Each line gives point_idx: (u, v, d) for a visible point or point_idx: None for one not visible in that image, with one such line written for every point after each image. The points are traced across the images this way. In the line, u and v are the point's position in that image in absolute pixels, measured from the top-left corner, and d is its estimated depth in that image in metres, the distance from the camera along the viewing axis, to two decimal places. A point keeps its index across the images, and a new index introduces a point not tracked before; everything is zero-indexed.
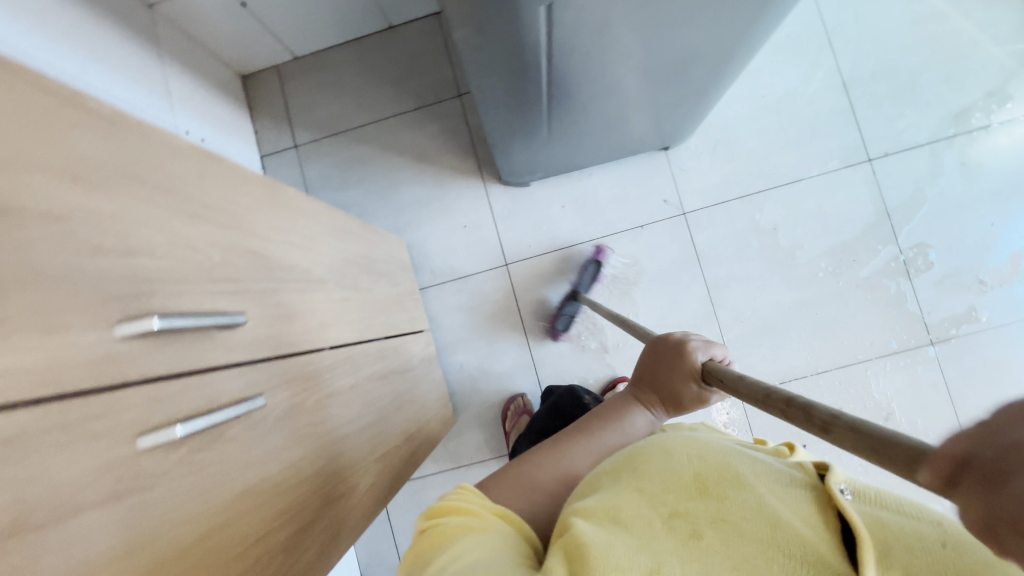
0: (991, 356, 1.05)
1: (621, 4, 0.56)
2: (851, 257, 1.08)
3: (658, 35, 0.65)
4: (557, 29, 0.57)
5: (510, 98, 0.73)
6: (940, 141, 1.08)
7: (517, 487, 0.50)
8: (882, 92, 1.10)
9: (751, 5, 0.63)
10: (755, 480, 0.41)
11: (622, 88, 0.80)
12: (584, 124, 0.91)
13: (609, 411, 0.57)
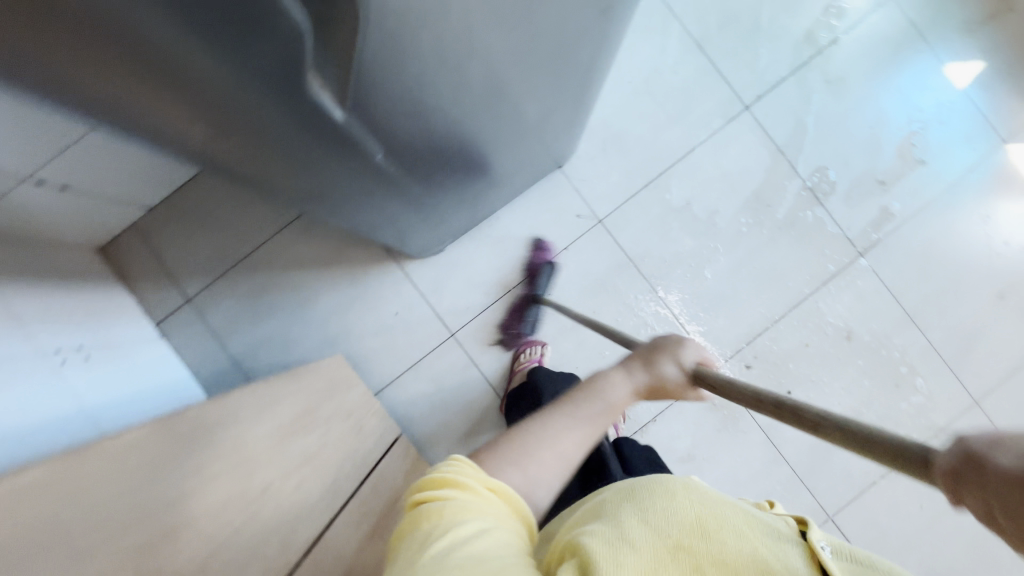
0: (913, 245, 1.12)
1: (457, 111, 0.58)
2: (765, 203, 1.11)
3: (503, 113, 0.67)
4: (403, 148, 0.58)
5: (380, 203, 0.73)
6: (801, 67, 1.12)
7: (514, 464, 0.48)
8: (734, 39, 1.11)
9: (575, 50, 0.66)
10: (749, 530, 0.42)
11: (490, 157, 0.81)
12: (468, 192, 0.91)
13: (596, 388, 0.53)
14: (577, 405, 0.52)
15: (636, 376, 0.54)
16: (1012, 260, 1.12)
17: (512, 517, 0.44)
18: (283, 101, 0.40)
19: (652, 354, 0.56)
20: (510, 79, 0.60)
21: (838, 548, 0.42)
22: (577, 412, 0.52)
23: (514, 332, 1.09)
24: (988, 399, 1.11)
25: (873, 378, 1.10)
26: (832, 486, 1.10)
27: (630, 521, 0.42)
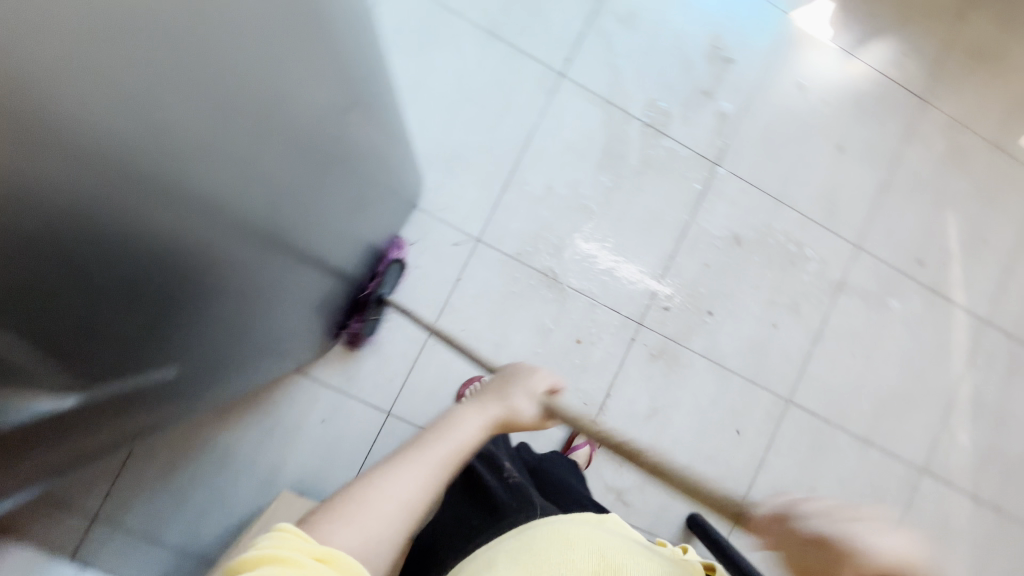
0: (755, 136, 1.18)
1: (308, 252, 0.65)
2: (616, 155, 1.13)
3: (346, 226, 0.75)
4: (272, 299, 0.63)
5: (266, 348, 0.76)
6: (592, 16, 1.12)
7: (351, 519, 0.43)
8: (521, 14, 1.10)
9: (382, 154, 0.76)
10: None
11: (353, 259, 0.87)
12: (346, 295, 0.94)
13: (445, 431, 0.53)
14: (432, 448, 0.51)
15: (485, 412, 0.57)
16: (836, 114, 1.22)
17: None
18: (181, 325, 0.45)
19: (506, 389, 0.60)
20: (346, 202, 0.69)
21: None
22: (426, 454, 0.50)
23: (355, 333, 1.01)
24: (866, 240, 1.22)
25: (771, 267, 1.18)
26: (778, 374, 1.18)
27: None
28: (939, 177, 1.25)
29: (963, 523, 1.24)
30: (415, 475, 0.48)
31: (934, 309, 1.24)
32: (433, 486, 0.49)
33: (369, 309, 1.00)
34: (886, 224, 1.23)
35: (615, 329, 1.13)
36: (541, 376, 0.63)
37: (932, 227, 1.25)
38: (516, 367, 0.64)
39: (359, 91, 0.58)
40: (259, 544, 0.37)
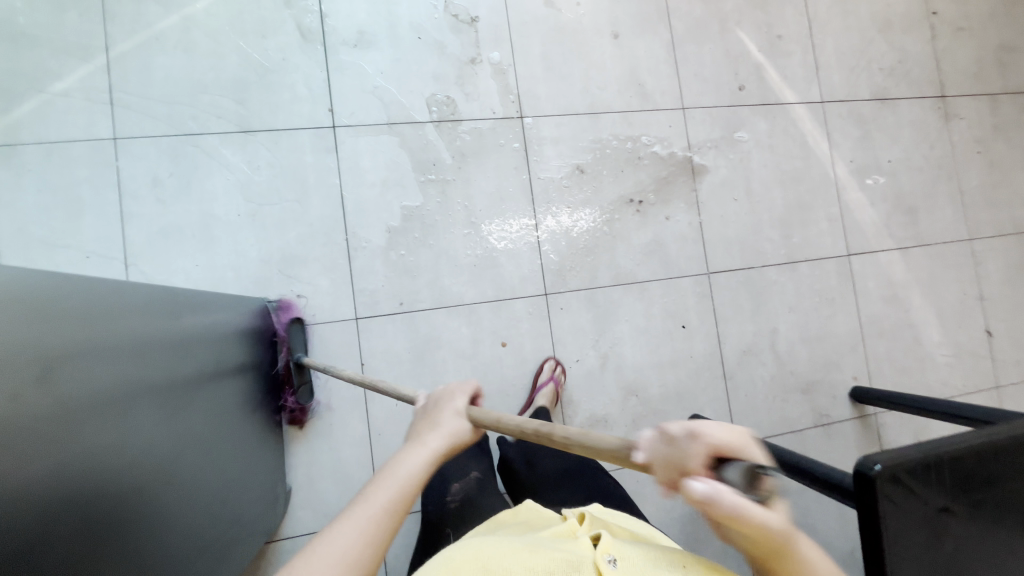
0: (539, 70, 1.17)
1: (216, 448, 0.74)
2: (430, 165, 1.10)
3: (245, 406, 0.85)
4: (209, 499, 0.71)
5: (240, 537, 0.81)
6: (326, 56, 1.07)
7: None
8: (259, 97, 1.04)
9: (251, 339, 0.89)
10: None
11: (268, 427, 0.93)
12: (283, 457, 0.97)
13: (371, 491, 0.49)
14: (357, 512, 0.47)
15: (418, 457, 0.51)
16: (594, 7, 1.21)
17: None
18: (125, 555, 0.53)
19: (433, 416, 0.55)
20: (231, 391, 0.80)
21: (620, 558, 0.55)
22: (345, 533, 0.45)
23: (297, 407, 1.00)
24: (687, 99, 1.23)
25: (623, 173, 1.19)
26: (686, 258, 1.21)
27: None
28: (712, 8, 1.27)
29: (903, 274, 1.33)
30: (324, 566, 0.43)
31: (776, 118, 1.29)
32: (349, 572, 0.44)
33: (293, 379, 0.99)
34: (695, 74, 1.24)
35: (527, 313, 1.13)
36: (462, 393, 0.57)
37: (733, 53, 1.28)
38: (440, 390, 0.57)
39: (194, 320, 0.72)
40: None
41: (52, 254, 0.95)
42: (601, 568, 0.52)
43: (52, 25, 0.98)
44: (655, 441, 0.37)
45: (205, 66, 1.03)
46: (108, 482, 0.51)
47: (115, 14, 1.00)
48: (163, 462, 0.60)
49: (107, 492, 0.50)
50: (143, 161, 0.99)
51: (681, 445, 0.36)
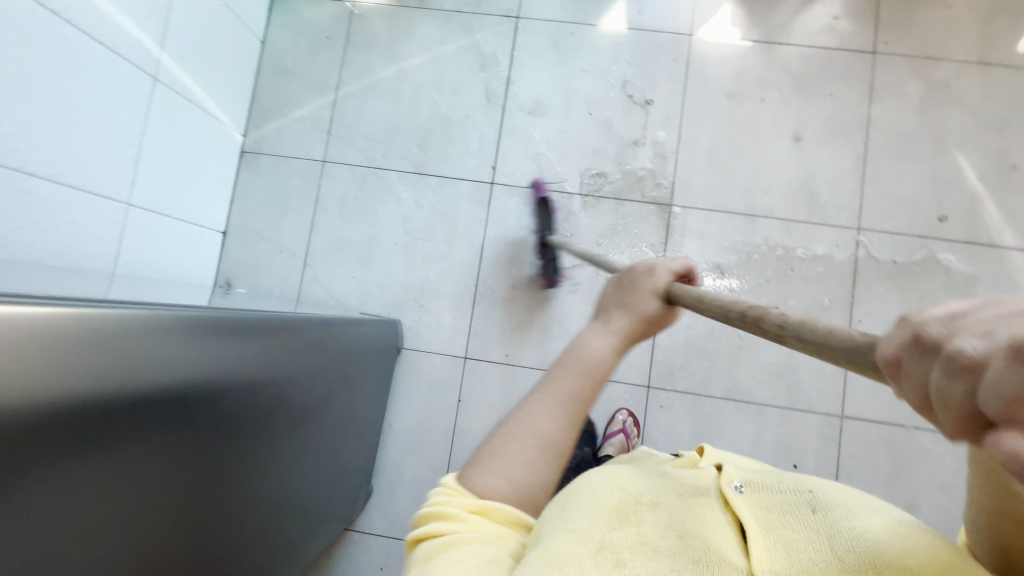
0: (702, 161, 1.14)
1: (312, 456, 0.83)
2: (568, 233, 1.15)
3: (350, 417, 0.95)
4: (292, 500, 0.80)
5: (315, 530, 0.92)
6: (503, 119, 1.18)
7: (495, 462, 0.49)
8: (439, 146, 1.19)
9: (372, 357, 1.00)
10: (661, 499, 0.49)
11: (370, 433, 1.06)
12: (373, 459, 1.10)
13: (579, 353, 0.54)
14: (556, 382, 0.53)
15: (615, 328, 0.55)
16: (781, 104, 1.14)
17: (504, 531, 0.46)
18: (207, 550, 0.61)
19: (628, 295, 0.57)
20: (342, 405, 0.91)
21: (746, 484, 0.51)
22: (558, 388, 0.52)
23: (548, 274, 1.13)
24: (866, 218, 1.10)
25: (767, 282, 1.10)
26: (818, 391, 1.08)
27: (564, 527, 0.44)
28: (928, 122, 1.11)
29: None
30: (547, 412, 0.51)
31: (983, 261, 1.08)
32: (572, 420, 0.51)
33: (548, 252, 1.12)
34: (885, 194, 1.10)
35: (624, 398, 1.11)
36: (668, 264, 0.59)
37: (942, 176, 1.10)
38: (640, 265, 0.58)
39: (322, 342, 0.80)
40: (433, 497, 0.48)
41: (259, 242, 1.20)
42: (729, 497, 0.49)
43: (307, 65, 1.24)
44: (900, 344, 0.21)
45: (404, 112, 1.20)
46: (225, 476, 0.62)
47: (351, 62, 1.23)
48: (255, 468, 0.68)
49: (238, 473, 0.64)
50: (338, 183, 1.20)
51: (957, 381, 0.18)
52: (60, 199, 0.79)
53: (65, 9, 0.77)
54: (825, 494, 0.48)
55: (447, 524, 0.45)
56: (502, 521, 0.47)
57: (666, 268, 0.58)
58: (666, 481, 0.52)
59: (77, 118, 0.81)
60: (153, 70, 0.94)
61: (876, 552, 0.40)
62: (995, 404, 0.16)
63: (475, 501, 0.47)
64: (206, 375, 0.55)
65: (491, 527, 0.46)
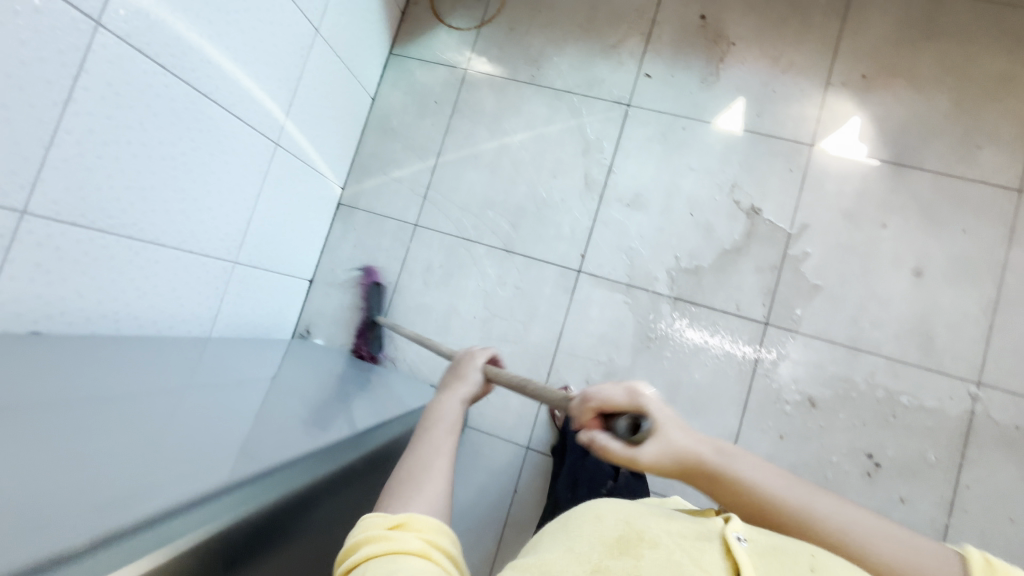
0: (806, 282, 1.07)
1: None
2: (653, 335, 1.10)
3: None
4: None
5: None
6: (599, 208, 1.16)
7: (408, 493, 0.49)
8: (530, 226, 1.18)
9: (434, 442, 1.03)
10: (662, 535, 0.44)
11: None
12: None
13: (432, 407, 0.61)
14: (434, 423, 0.58)
15: (456, 392, 0.64)
16: (903, 232, 1.06)
17: (428, 548, 0.43)
18: None
19: (457, 371, 0.68)
20: None
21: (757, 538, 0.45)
22: (432, 426, 0.58)
23: (368, 351, 1.17)
24: (988, 372, 1.00)
25: (865, 424, 1.01)
26: None
27: (559, 553, 0.43)
28: None
29: None
30: (442, 444, 0.56)
31: None
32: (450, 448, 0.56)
33: (371, 329, 1.17)
34: (1015, 349, 1.00)
35: None
36: (481, 353, 0.72)
37: None
38: (461, 353, 0.72)
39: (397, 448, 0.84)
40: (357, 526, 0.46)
41: (341, 294, 1.22)
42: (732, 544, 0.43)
43: (412, 126, 1.26)
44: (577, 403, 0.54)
45: (500, 188, 1.20)
46: None
47: (455, 129, 1.24)
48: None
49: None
50: (426, 248, 1.21)
51: (579, 408, 0.52)
52: (181, 265, 0.83)
53: (214, 91, 0.80)
54: (833, 564, 0.42)
55: (373, 545, 0.42)
56: (425, 532, 0.45)
57: (483, 355, 0.72)
58: (671, 519, 0.48)
59: (206, 190, 0.84)
60: (276, 136, 0.97)
61: None
62: (587, 411, 0.50)
63: (392, 518, 0.45)
64: (303, 515, 0.60)
65: (415, 544, 0.43)
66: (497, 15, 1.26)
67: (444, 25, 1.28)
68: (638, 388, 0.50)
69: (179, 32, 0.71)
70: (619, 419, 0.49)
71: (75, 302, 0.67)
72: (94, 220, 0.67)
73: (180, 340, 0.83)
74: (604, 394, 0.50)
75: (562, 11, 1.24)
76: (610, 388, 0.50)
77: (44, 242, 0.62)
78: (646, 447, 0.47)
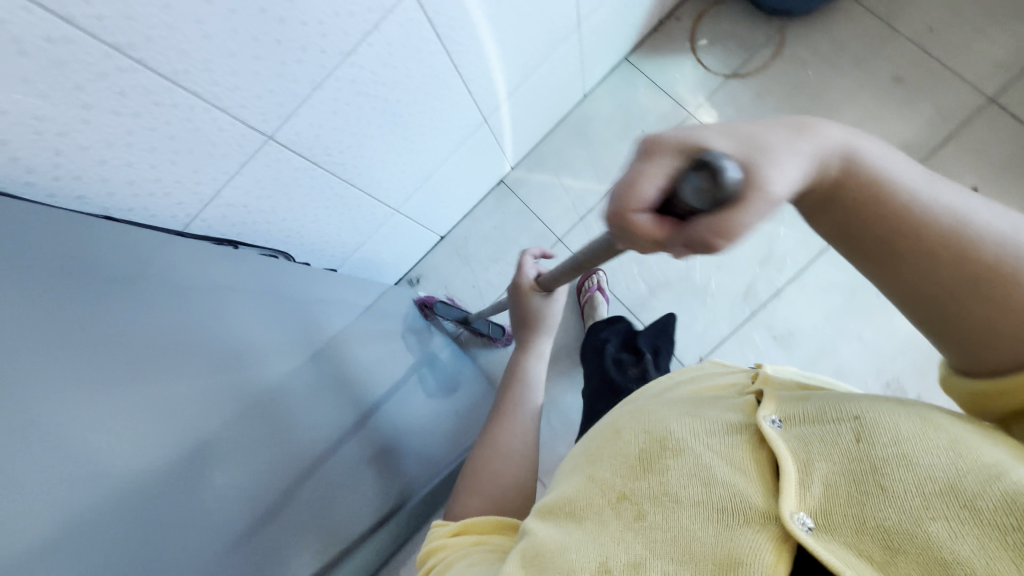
0: None
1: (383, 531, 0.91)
2: None
3: None
4: None
5: None
6: (743, 325, 1.08)
7: (480, 480, 0.64)
8: (667, 302, 1.12)
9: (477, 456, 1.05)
10: (687, 439, 0.44)
11: None
12: None
13: (512, 376, 0.79)
14: (501, 416, 0.72)
15: (532, 341, 0.83)
16: None
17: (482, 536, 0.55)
18: None
19: (519, 309, 0.85)
20: None
21: (789, 417, 0.43)
22: (511, 400, 0.74)
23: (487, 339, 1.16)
24: None
25: None
26: None
27: (582, 483, 0.47)
28: None
29: None
30: (503, 434, 0.69)
31: None
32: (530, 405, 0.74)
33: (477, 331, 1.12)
34: None
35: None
36: (523, 271, 0.87)
37: None
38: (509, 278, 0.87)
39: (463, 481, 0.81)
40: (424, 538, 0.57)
41: (461, 265, 1.23)
42: (763, 430, 0.42)
43: (606, 143, 1.19)
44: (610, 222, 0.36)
45: (659, 250, 1.14)
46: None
47: None
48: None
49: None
50: (557, 266, 1.19)
51: (643, 237, 0.34)
52: (356, 204, 0.85)
53: (464, 65, 0.78)
54: (878, 416, 0.38)
55: (437, 552, 0.53)
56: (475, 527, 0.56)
57: (527, 269, 0.88)
58: (690, 416, 0.47)
59: (410, 149, 0.84)
60: (487, 114, 0.94)
61: (954, 485, 0.32)
62: (633, 220, 0.34)
63: (450, 527, 0.56)
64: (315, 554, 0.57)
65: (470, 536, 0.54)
66: (754, 73, 1.13)
67: (694, 57, 1.17)
68: (690, 146, 0.33)
69: (467, 6, 0.68)
70: (690, 186, 0.30)
71: (261, 218, 0.70)
72: (314, 154, 0.69)
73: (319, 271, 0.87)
74: (635, 180, 0.33)
75: (822, 105, 1.10)
76: (653, 174, 0.33)
77: (270, 166, 0.64)
78: (757, 193, 0.32)
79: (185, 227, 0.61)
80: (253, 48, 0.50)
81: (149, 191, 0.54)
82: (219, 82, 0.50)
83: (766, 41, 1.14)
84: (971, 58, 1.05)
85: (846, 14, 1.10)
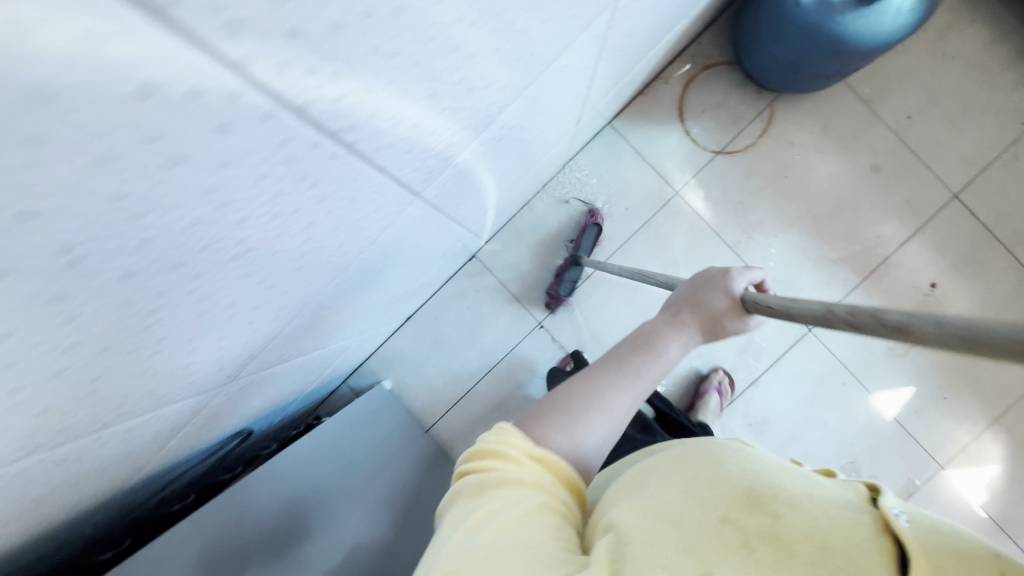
0: None
1: None
2: None
3: None
4: None
5: None
6: (722, 413, 1.10)
7: (567, 425, 0.53)
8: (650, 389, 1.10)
9: None
10: (801, 495, 0.39)
11: None
12: None
13: (653, 342, 0.59)
14: (630, 373, 0.57)
15: (685, 331, 0.60)
16: None
17: (552, 485, 0.49)
18: None
19: (701, 298, 0.61)
20: None
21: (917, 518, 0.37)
22: (637, 367, 0.57)
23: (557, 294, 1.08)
24: None
25: None
26: None
27: (678, 494, 0.41)
28: None
29: None
30: (613, 394, 0.56)
31: None
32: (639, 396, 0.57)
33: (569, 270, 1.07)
34: None
35: None
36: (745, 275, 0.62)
37: None
38: (722, 272, 0.61)
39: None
40: (491, 437, 0.51)
41: (432, 349, 1.12)
42: (891, 521, 0.36)
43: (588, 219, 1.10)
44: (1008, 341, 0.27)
45: None
46: None
47: (630, 249, 1.09)
48: None
49: None
50: (537, 352, 1.11)
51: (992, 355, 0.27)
52: (318, 356, 0.73)
53: (460, 211, 0.65)
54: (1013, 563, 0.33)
55: (497, 461, 0.49)
56: (554, 469, 0.50)
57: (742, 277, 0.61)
58: (804, 479, 0.42)
59: (383, 292, 0.72)
60: (471, 228, 0.83)
61: None
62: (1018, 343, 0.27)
63: (532, 448, 0.50)
64: None
65: (542, 475, 0.49)
66: (742, 152, 1.08)
67: (682, 128, 1.08)
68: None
69: (475, 173, 0.54)
70: None
71: (211, 427, 0.56)
72: (280, 356, 0.55)
73: (275, 428, 0.75)
74: None
75: (806, 191, 1.08)
76: None
77: (227, 393, 0.50)
78: None
79: (120, 485, 0.47)
80: (216, 345, 0.36)
81: (65, 504, 0.39)
82: (165, 391, 0.36)
83: (756, 116, 1.07)
84: (943, 153, 1.06)
85: (834, 95, 1.07)
